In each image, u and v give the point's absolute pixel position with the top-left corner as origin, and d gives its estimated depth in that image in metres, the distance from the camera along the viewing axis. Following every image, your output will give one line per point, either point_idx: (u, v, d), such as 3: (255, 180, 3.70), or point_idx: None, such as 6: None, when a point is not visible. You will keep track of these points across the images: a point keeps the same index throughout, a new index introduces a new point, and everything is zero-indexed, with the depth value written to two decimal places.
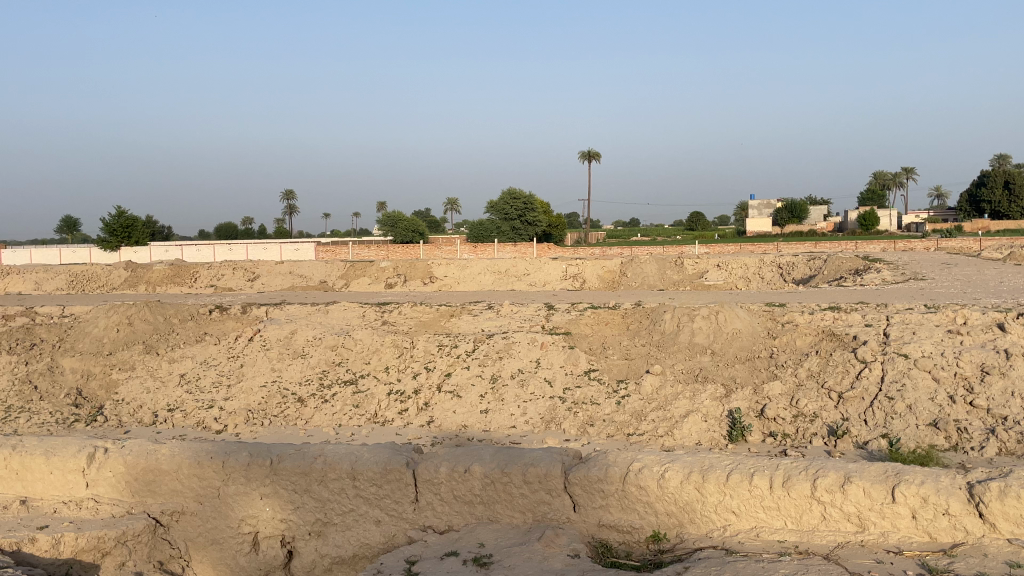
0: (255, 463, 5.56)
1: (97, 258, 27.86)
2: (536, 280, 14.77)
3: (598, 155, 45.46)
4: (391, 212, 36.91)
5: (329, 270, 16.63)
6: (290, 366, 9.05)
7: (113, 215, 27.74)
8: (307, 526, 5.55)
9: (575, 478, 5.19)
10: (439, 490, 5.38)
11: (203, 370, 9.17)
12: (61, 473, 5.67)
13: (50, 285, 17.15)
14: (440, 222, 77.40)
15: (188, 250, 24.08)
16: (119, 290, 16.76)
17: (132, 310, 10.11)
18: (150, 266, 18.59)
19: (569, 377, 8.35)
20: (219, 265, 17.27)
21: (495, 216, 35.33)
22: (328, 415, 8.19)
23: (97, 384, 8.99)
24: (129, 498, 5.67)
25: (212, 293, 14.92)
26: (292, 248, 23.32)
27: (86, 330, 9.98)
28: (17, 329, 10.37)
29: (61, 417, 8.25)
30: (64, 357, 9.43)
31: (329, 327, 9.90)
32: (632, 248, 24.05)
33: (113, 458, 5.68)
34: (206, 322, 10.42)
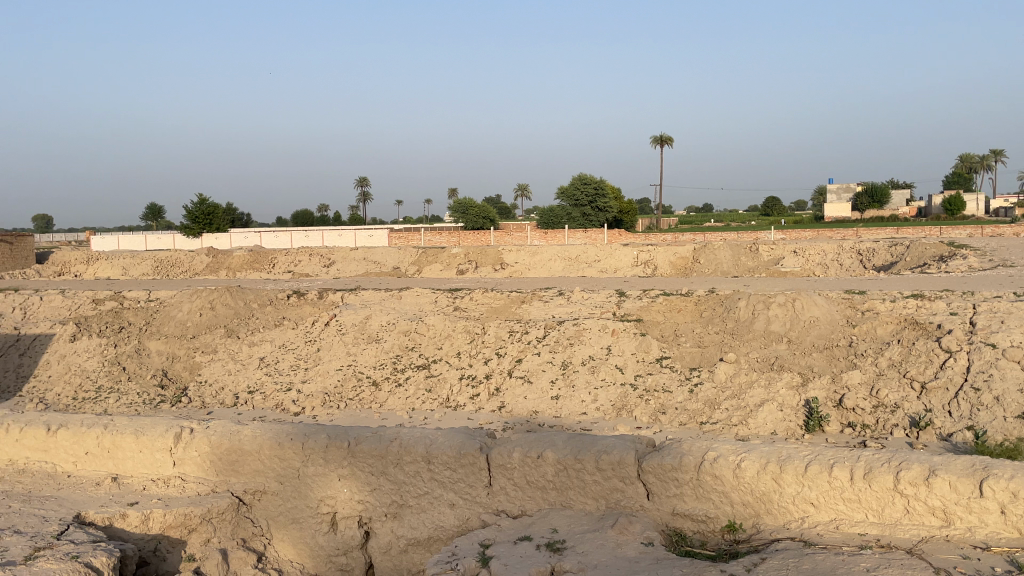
0: (333, 446, 5.68)
1: (179, 244, 28.80)
2: (607, 266, 14.66)
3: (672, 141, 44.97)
4: (464, 199, 37.28)
5: (402, 257, 16.82)
6: (364, 351, 9.22)
7: (197, 203, 28.71)
8: (384, 508, 5.65)
9: (649, 466, 5.16)
10: (512, 475, 5.42)
11: (281, 354, 9.40)
12: (149, 451, 5.86)
13: (137, 270, 17.81)
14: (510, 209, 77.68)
15: (268, 237, 24.72)
16: (202, 275, 17.28)
17: (214, 295, 10.42)
18: (230, 251, 19.07)
19: (640, 364, 8.29)
20: (297, 251, 17.65)
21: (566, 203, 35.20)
22: (401, 399, 8.34)
23: (181, 366, 9.33)
24: (213, 477, 5.84)
25: (291, 278, 15.29)
26: (366, 234, 23.71)
27: (171, 314, 10.33)
28: (107, 313, 10.77)
29: (148, 398, 8.58)
30: (150, 341, 9.80)
31: (401, 312, 10.02)
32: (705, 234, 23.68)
33: (199, 438, 5.86)
34: (285, 306, 10.60)
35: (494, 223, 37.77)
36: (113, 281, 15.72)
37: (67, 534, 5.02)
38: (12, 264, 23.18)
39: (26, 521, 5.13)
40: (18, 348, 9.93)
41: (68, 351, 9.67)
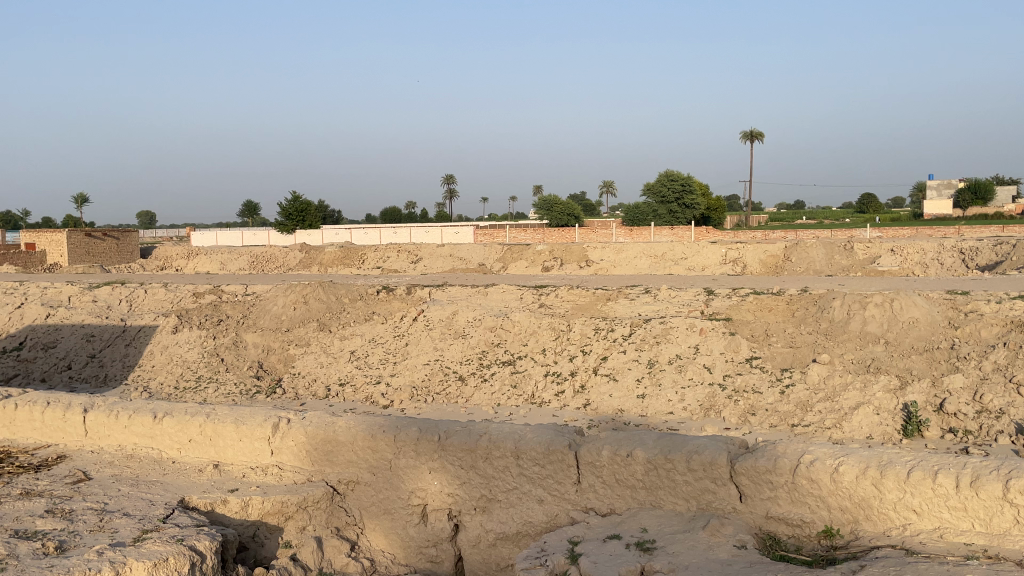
0: (424, 439, 5.77)
1: (273, 240, 29.74)
2: (695, 264, 14.47)
3: (761, 136, 44.14)
4: (549, 195, 37.41)
5: (488, 254, 16.95)
6: (451, 346, 9.33)
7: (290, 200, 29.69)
8: (473, 501, 5.72)
9: (742, 468, 5.06)
10: (601, 472, 5.39)
11: (371, 348, 9.59)
12: (248, 440, 6.06)
13: (234, 265, 18.48)
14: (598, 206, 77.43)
15: (358, 233, 25.34)
16: (295, 270, 17.80)
17: (307, 290, 10.71)
18: (320, 247, 19.57)
19: (729, 363, 8.15)
20: (385, 247, 17.99)
21: (652, 199, 34.93)
22: (487, 394, 8.41)
23: (275, 359, 9.63)
24: (309, 467, 6.00)
25: (380, 274, 15.60)
26: (451, 232, 24.00)
27: (267, 308, 10.67)
28: (206, 305, 11.17)
29: (245, 388, 8.89)
30: (247, 334, 10.14)
31: (488, 309, 10.08)
32: (797, 231, 23.14)
33: (295, 428, 6.03)
34: (375, 301, 10.78)
35: (579, 220, 37.72)
36: (213, 275, 16.35)
37: (172, 518, 5.24)
38: (118, 258, 24.35)
39: (135, 505, 5.37)
40: (125, 338, 10.42)
41: (171, 342, 10.09)
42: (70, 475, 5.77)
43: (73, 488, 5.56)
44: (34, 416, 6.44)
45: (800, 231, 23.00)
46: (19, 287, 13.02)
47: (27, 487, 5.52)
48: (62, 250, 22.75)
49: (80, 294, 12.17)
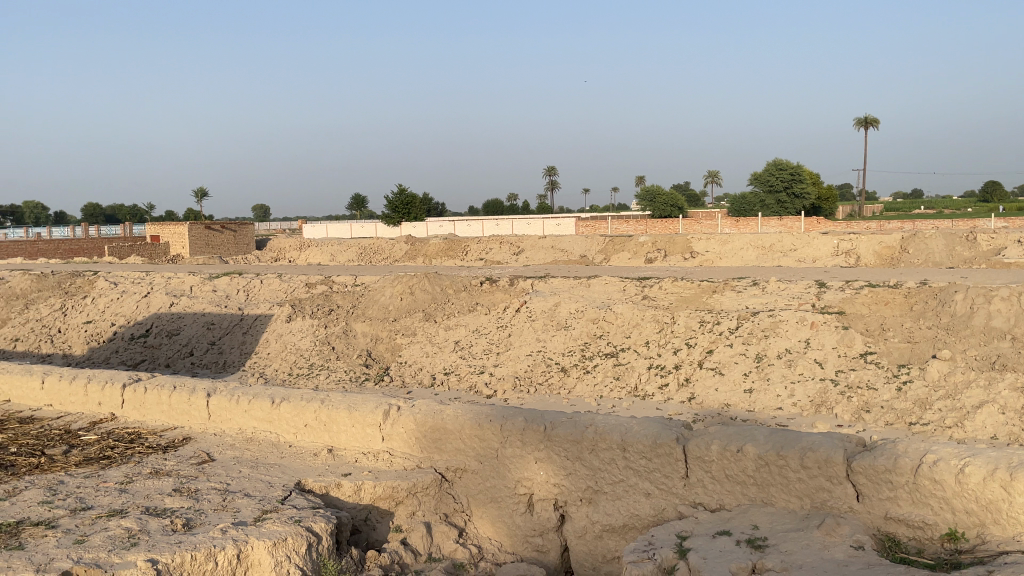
0: (530, 429, 5.80)
1: (379, 232, 30.49)
2: (804, 255, 14.06)
3: (876, 124, 42.44)
4: (652, 186, 37.02)
5: (589, 245, 16.92)
6: (553, 337, 9.35)
7: (395, 193, 30.75)
8: (579, 493, 5.72)
9: (859, 467, 4.87)
10: (710, 467, 5.30)
11: (475, 338, 9.72)
12: (361, 426, 6.25)
13: (343, 257, 19.07)
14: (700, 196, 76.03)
15: (461, 225, 25.69)
16: (401, 262, 18.21)
17: (413, 281, 10.94)
18: (424, 239, 19.94)
19: (842, 359, 7.87)
20: (488, 239, 18.17)
21: (759, 189, 34.10)
22: (590, 386, 8.41)
23: (383, 348, 9.88)
24: (419, 453, 6.14)
25: (484, 266, 15.78)
26: (553, 223, 24.05)
27: (375, 299, 10.95)
28: (317, 296, 11.55)
29: (354, 375, 9.17)
30: (356, 323, 10.44)
31: (591, 300, 10.05)
32: (915, 220, 22.12)
33: (405, 416, 6.17)
34: (479, 292, 10.89)
35: (683, 210, 37.11)
36: (323, 266, 16.90)
37: (290, 499, 5.45)
38: (235, 250, 25.48)
39: (255, 486, 5.61)
40: (242, 327, 10.89)
41: (284, 330, 10.50)
42: (195, 456, 6.07)
43: (198, 469, 5.85)
44: (162, 399, 6.80)
45: (918, 221, 21.98)
46: (147, 277, 13.78)
47: (156, 467, 5.85)
48: (184, 242, 23.94)
49: (201, 284, 12.78)
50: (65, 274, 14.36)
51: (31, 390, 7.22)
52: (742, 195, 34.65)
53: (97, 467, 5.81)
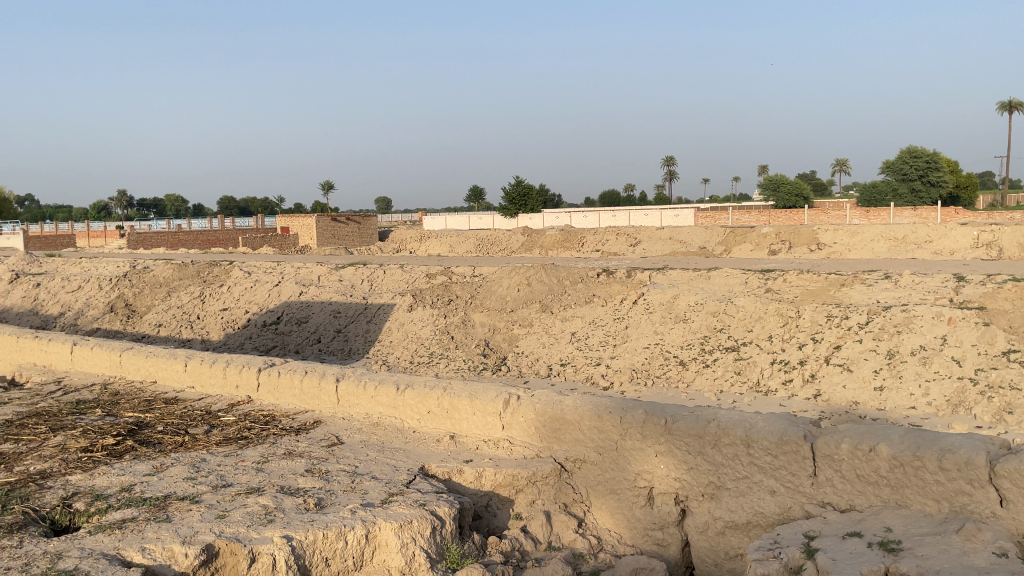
0: (651, 422, 5.75)
1: (497, 224, 30.90)
2: (941, 248, 13.33)
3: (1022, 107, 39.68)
4: (776, 176, 36.05)
5: (709, 237, 16.61)
6: (672, 330, 9.23)
7: (513, 185, 31.45)
8: (700, 488, 5.63)
9: (1003, 470, 4.52)
10: (839, 467, 5.12)
11: (592, 330, 9.71)
12: (482, 414, 6.36)
13: (461, 248, 19.43)
14: (825, 185, 73.24)
15: (578, 216, 25.70)
16: (518, 253, 18.38)
17: (531, 273, 11.03)
18: (541, 230, 20.06)
19: (981, 357, 7.42)
20: (605, 231, 18.09)
21: (891, 178, 32.59)
22: (710, 380, 8.27)
23: (500, 338, 10.01)
24: (538, 442, 6.19)
25: (601, 257, 15.74)
26: (672, 214, 23.74)
27: (493, 290, 11.10)
28: (437, 286, 11.79)
29: (473, 364, 9.34)
30: (475, 313, 10.62)
31: (711, 293, 9.86)
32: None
33: (525, 405, 6.23)
34: (596, 283, 10.84)
35: (808, 200, 35.89)
36: (442, 257, 17.24)
37: (415, 483, 5.61)
38: (359, 242, 26.37)
39: (381, 469, 5.80)
40: (366, 315, 11.26)
41: (406, 319, 10.80)
42: (325, 439, 6.32)
43: (328, 451, 6.10)
44: (295, 383, 7.11)
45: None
46: (277, 267, 14.42)
47: (289, 448, 6.12)
48: (311, 233, 24.92)
49: (328, 274, 13.27)
50: (203, 263, 15.20)
51: (177, 373, 7.68)
52: (872, 184, 33.20)
53: (236, 447, 6.14)
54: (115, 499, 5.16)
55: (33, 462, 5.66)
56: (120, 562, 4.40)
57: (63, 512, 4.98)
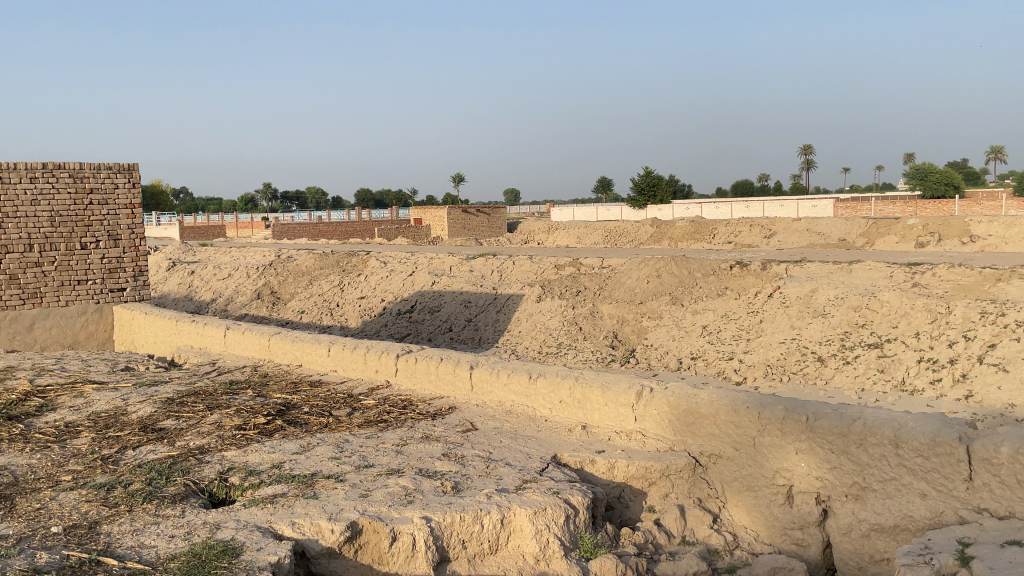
0: (791, 419, 5.58)
1: (625, 215, 30.73)
2: None
3: None
4: (923, 164, 34.24)
5: (850, 229, 15.95)
6: (810, 325, 8.92)
7: (643, 176, 31.32)
8: (844, 488, 5.41)
9: None
10: (998, 471, 4.80)
11: (724, 323, 9.51)
12: (614, 405, 6.34)
13: (589, 240, 19.46)
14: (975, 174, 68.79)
15: (709, 207, 25.24)
16: (647, 245, 18.24)
17: (661, 265, 10.89)
18: (671, 222, 19.81)
19: None
20: (738, 222, 17.68)
21: None
22: (850, 377, 7.95)
23: (629, 330, 9.97)
24: (672, 436, 6.12)
25: (733, 249, 15.42)
26: (810, 205, 22.93)
27: (622, 281, 11.04)
28: (566, 277, 11.83)
29: (602, 356, 9.35)
30: (603, 304, 10.60)
31: (852, 287, 9.45)
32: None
33: (658, 397, 6.16)
34: (730, 275, 10.57)
35: (959, 190, 33.84)
36: (570, 249, 17.29)
37: (548, 471, 5.66)
38: (489, 233, 26.81)
39: (515, 456, 5.88)
40: (496, 305, 11.43)
41: (535, 310, 10.92)
42: (460, 425, 6.47)
43: (463, 436, 6.23)
44: (431, 370, 7.31)
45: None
46: (411, 257, 14.83)
47: (427, 432, 6.30)
48: (442, 225, 25.55)
49: (459, 264, 13.55)
50: (342, 253, 15.83)
51: (321, 357, 8.04)
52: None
53: (376, 429, 6.36)
54: (267, 475, 5.45)
55: (193, 438, 6.06)
56: (273, 535, 4.64)
57: (220, 486, 5.30)
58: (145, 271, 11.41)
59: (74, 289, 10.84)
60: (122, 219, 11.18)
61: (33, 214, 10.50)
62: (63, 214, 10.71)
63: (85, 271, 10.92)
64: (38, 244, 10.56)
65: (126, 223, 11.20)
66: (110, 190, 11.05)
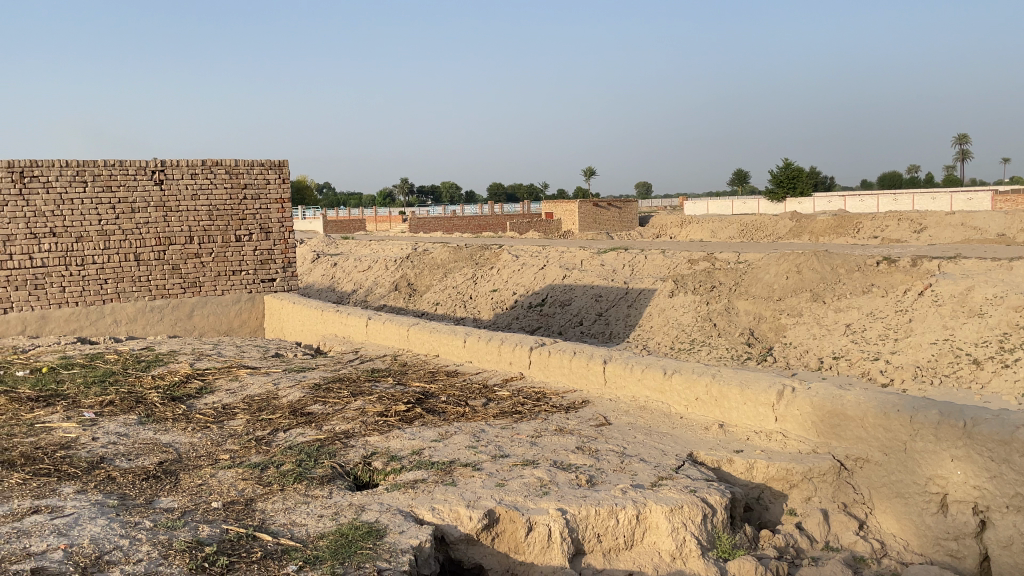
0: (946, 424, 5.27)
1: (763, 208, 29.93)
2: None
3: None
4: None
5: (1011, 223, 14.91)
6: (965, 325, 8.39)
7: (783, 168, 30.40)
8: (1005, 499, 5.04)
9: None
10: None
11: (869, 322, 9.08)
12: (753, 405, 6.18)
13: (725, 234, 19.07)
14: None
15: (852, 200, 24.22)
16: (786, 239, 17.71)
17: (801, 260, 10.52)
18: (812, 215, 19.12)
19: None
20: (885, 216, 16.88)
21: None
22: (1010, 382, 7.41)
23: (766, 327, 9.70)
24: (815, 438, 5.91)
25: (880, 244, 14.75)
26: (965, 198, 21.58)
27: (760, 277, 10.73)
28: (700, 271, 11.60)
29: (737, 354, 9.15)
30: (739, 300, 10.36)
31: (1014, 285, 8.79)
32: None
33: (801, 398, 5.95)
34: (876, 272, 10.07)
35: None
36: (705, 243, 16.96)
37: (684, 469, 5.57)
38: (621, 227, 26.70)
39: (650, 452, 5.82)
40: (627, 300, 11.37)
41: (668, 305, 10.80)
42: (594, 419, 6.46)
43: (597, 431, 6.23)
44: (565, 363, 7.34)
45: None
46: (543, 250, 14.93)
47: (560, 424, 6.33)
48: (574, 218, 25.63)
49: (591, 258, 13.53)
50: (476, 246, 16.13)
51: (456, 348, 8.22)
52: None
53: (511, 420, 6.46)
54: (407, 461, 5.63)
55: (339, 422, 6.34)
56: (414, 519, 4.79)
57: (364, 470, 5.51)
58: (293, 262, 12.01)
59: (230, 279, 11.54)
60: (273, 213, 11.79)
61: (193, 208, 11.22)
62: (220, 208, 11.39)
63: (239, 262, 11.59)
64: (198, 237, 11.28)
65: (276, 216, 11.80)
66: (262, 186, 11.66)
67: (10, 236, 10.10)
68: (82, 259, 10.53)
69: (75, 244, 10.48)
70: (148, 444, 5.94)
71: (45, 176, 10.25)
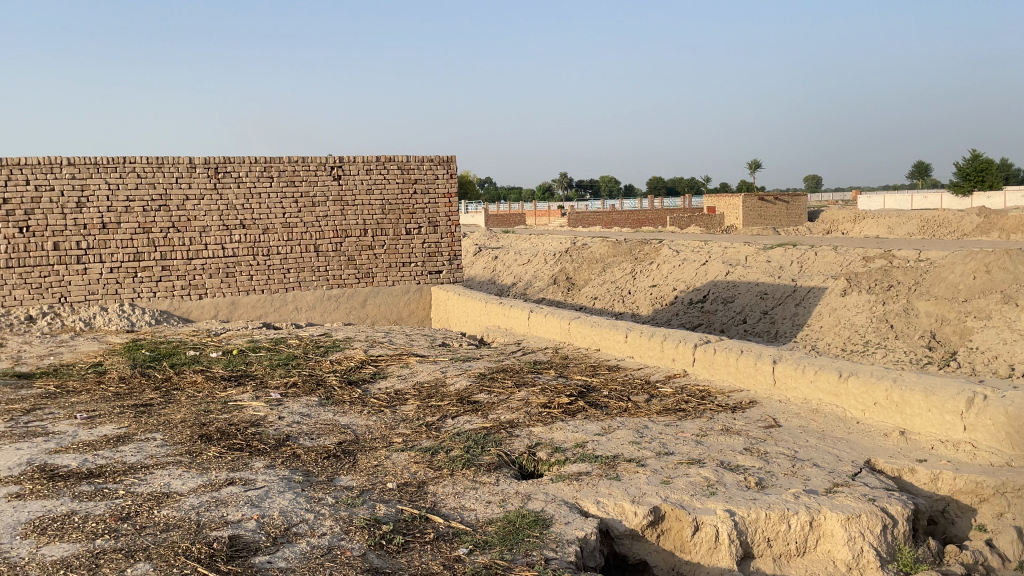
0: None
1: (945, 203, 28.01)
2: None
3: None
4: None
5: None
6: None
7: (969, 160, 28.32)
8: None
9: None
10: None
11: None
12: (939, 412, 5.79)
13: (902, 230, 17.99)
14: None
15: None
16: (972, 236, 16.51)
17: (991, 259, 9.74)
18: (1003, 211, 17.69)
19: None
20: None
21: None
22: None
23: (950, 330, 9.09)
24: (1010, 450, 5.45)
25: None
26: None
27: (943, 276, 10.05)
28: (876, 269, 11.00)
29: (915, 358, 8.66)
30: (919, 301, 9.77)
31: None
32: None
33: (994, 406, 5.52)
34: None
35: None
36: (881, 241, 16.05)
37: (861, 476, 5.31)
38: (787, 222, 25.77)
39: (824, 457, 5.59)
40: (795, 298, 10.95)
41: (839, 305, 10.32)
42: (763, 420, 6.28)
43: (766, 432, 6.05)
44: (731, 361, 7.16)
45: None
46: (705, 246, 14.61)
47: (727, 424, 6.19)
48: (737, 213, 24.93)
49: (756, 255, 13.13)
50: (636, 241, 16.01)
51: (618, 343, 8.21)
52: None
53: (676, 417, 6.37)
54: (572, 453, 5.68)
55: (505, 412, 6.48)
56: (580, 511, 4.83)
57: (530, 459, 5.61)
58: (459, 255, 12.36)
59: (400, 270, 12.04)
60: (441, 207, 12.16)
61: (367, 202, 11.76)
62: (392, 202, 11.88)
63: (408, 254, 12.07)
64: (371, 230, 11.82)
65: (444, 211, 12.17)
66: (432, 181, 12.05)
67: (206, 228, 10.96)
68: (268, 249, 11.30)
69: (262, 235, 11.25)
70: (328, 425, 6.30)
71: (236, 172, 11.05)
